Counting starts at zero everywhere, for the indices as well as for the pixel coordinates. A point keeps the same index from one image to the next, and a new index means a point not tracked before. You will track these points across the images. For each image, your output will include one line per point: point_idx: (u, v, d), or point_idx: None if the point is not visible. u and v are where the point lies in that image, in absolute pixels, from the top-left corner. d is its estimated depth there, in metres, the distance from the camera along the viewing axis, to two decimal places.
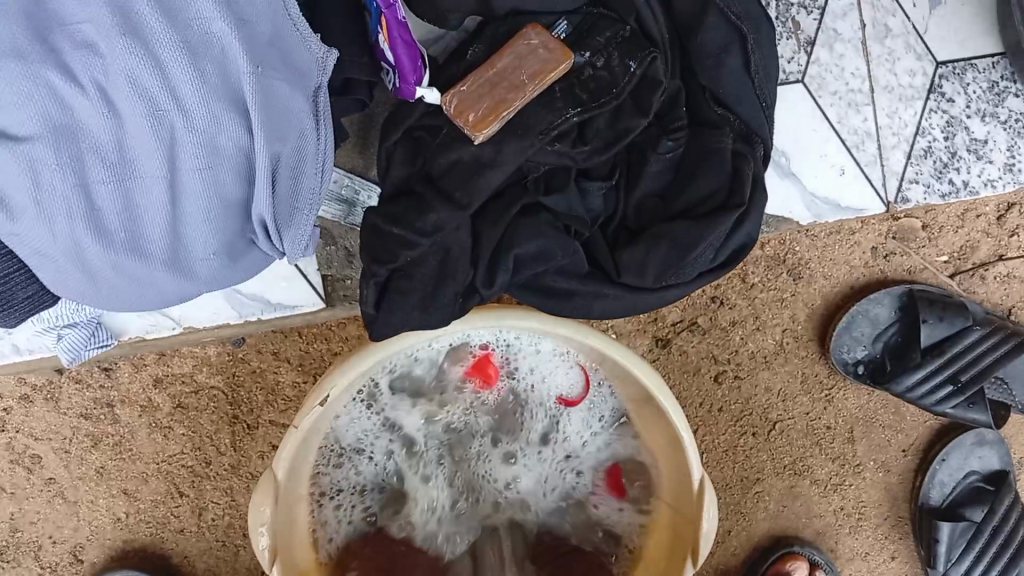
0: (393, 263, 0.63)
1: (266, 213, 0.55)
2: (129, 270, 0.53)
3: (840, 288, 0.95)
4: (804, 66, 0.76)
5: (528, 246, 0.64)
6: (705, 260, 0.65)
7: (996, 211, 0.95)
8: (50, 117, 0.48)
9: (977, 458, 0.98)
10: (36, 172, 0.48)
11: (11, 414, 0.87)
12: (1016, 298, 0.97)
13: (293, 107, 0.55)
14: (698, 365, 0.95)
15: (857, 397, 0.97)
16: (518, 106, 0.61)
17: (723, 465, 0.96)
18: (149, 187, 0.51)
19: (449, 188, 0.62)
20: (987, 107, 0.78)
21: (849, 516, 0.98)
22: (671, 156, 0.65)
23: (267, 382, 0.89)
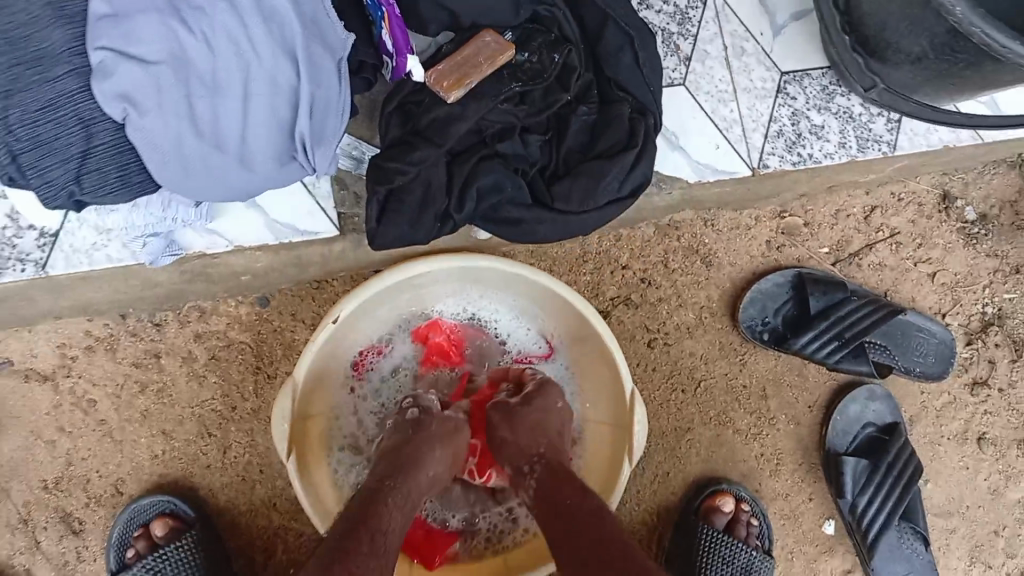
0: (389, 183, 0.88)
1: (304, 131, 0.81)
2: (211, 162, 0.79)
3: (744, 273, 1.20)
4: (683, 74, 1.00)
5: (486, 178, 0.89)
6: (614, 188, 0.90)
7: (863, 212, 1.21)
8: (172, 52, 0.76)
9: (871, 410, 1.18)
10: (160, 86, 0.76)
11: (77, 362, 1.08)
12: (889, 283, 1.22)
13: (325, 64, 0.82)
14: (634, 332, 1.17)
15: (766, 360, 1.19)
16: (478, 79, 0.89)
17: (659, 416, 1.16)
18: (229, 103, 0.78)
19: (429, 135, 0.88)
20: (821, 103, 1.02)
21: (768, 461, 1.17)
22: (586, 118, 0.93)
23: (285, 338, 1.10)
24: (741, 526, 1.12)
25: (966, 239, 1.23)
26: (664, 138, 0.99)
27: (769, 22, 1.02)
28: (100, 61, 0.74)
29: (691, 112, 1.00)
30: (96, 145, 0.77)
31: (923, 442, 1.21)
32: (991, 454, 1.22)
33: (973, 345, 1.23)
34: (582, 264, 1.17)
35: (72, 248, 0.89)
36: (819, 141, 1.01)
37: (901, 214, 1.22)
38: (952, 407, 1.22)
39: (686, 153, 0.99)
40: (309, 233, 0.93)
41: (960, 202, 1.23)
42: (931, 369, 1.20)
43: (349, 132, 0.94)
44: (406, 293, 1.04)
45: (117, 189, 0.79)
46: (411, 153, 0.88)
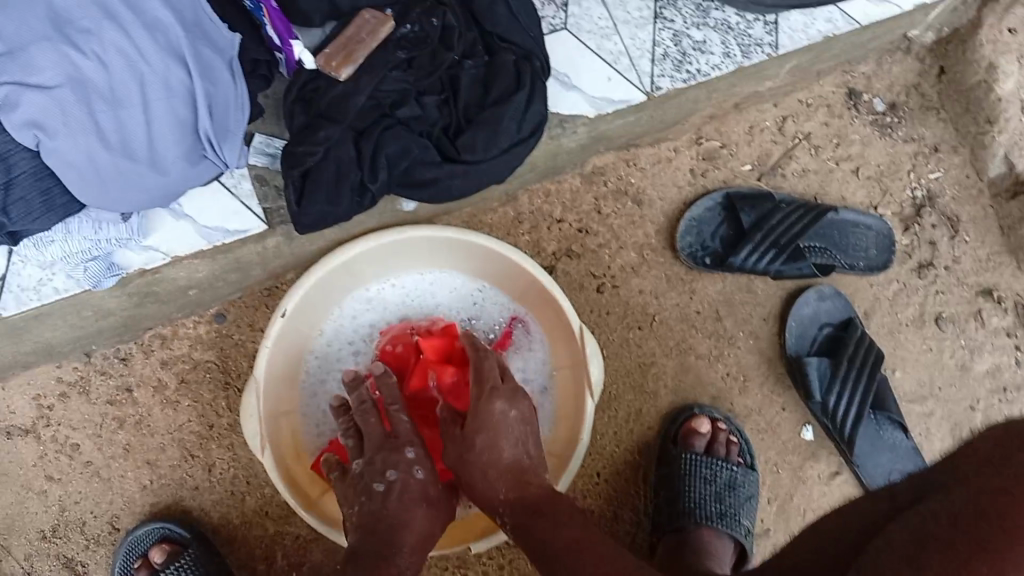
0: (300, 166, 0.93)
1: (209, 130, 0.87)
2: (127, 171, 0.84)
3: (675, 206, 1.24)
4: (563, 19, 1.05)
5: (393, 146, 0.94)
6: (513, 130, 0.95)
7: (775, 123, 1.26)
8: (68, 75, 0.80)
9: (824, 311, 1.21)
10: (63, 106, 0.80)
11: (54, 410, 1.12)
12: (816, 186, 1.26)
13: (216, 64, 0.87)
14: (581, 281, 1.21)
15: (714, 284, 1.22)
16: (365, 52, 0.93)
17: (621, 355, 1.19)
18: (132, 112, 0.83)
19: (331, 114, 0.93)
20: (698, 20, 1.07)
21: (736, 379, 1.20)
22: (475, 71, 0.97)
23: (248, 349, 1.14)
24: (719, 444, 1.16)
25: (880, 129, 1.27)
26: (558, 81, 1.03)
27: None
28: (4, 95, 0.78)
29: (578, 51, 1.04)
30: (16, 175, 0.81)
31: (883, 332, 1.24)
32: (952, 332, 1.25)
33: (911, 231, 1.26)
34: (518, 225, 1.20)
35: (18, 288, 0.94)
36: (704, 56, 1.06)
37: (812, 118, 1.26)
38: (904, 293, 1.25)
39: (582, 91, 1.04)
40: (239, 232, 0.97)
41: (867, 95, 1.27)
42: (874, 262, 1.24)
43: (258, 131, 0.98)
44: (346, 278, 1.08)
45: (43, 212, 0.84)
46: (316, 133, 0.93)
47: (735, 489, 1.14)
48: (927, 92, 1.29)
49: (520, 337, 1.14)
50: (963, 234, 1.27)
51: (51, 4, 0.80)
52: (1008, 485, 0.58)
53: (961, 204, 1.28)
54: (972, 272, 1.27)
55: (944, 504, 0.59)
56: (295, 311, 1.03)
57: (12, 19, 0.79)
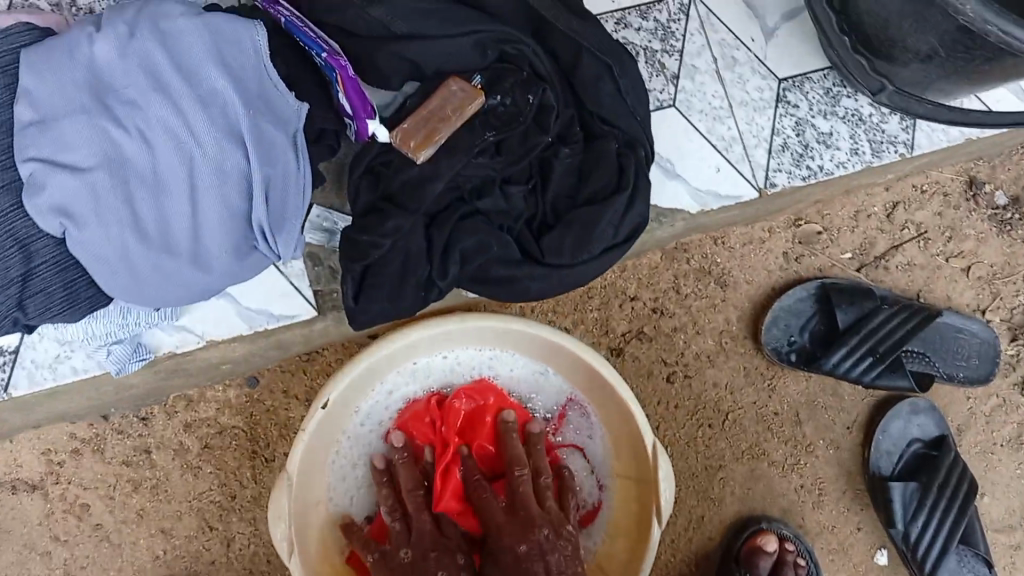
0: (363, 259, 0.80)
1: (263, 220, 0.74)
2: (165, 267, 0.71)
3: (763, 291, 1.11)
4: (672, 94, 0.91)
5: (469, 240, 0.82)
6: (610, 235, 0.83)
7: (883, 209, 1.12)
8: (105, 154, 0.68)
9: (916, 425, 1.10)
10: (96, 192, 0.68)
11: (64, 467, 1.02)
12: (920, 283, 1.13)
13: (278, 144, 0.74)
14: (650, 369, 1.09)
15: (796, 384, 1.10)
16: (448, 132, 0.80)
17: (688, 456, 1.08)
18: (177, 201, 0.70)
19: (403, 200, 0.81)
20: (827, 108, 0.93)
21: (810, 492, 1.08)
22: (570, 160, 0.84)
23: (280, 417, 1.04)
24: (787, 566, 1.03)
25: (998, 225, 1.14)
26: (660, 168, 0.90)
27: (760, 26, 0.93)
28: (30, 173, 0.67)
29: (685, 133, 0.91)
30: (37, 265, 0.69)
31: (975, 452, 1.12)
32: None
33: (1019, 341, 1.13)
34: (588, 300, 1.08)
35: (32, 363, 0.83)
36: (829, 150, 0.93)
37: (925, 207, 1.13)
38: (1002, 410, 1.12)
39: (686, 181, 0.91)
40: (285, 318, 0.85)
41: (988, 187, 1.14)
42: (976, 372, 1.11)
43: (317, 203, 0.86)
44: (394, 359, 0.95)
45: (65, 308, 0.71)
46: (383, 222, 0.80)
47: None
48: None
49: (580, 434, 1.01)
50: None
51: (95, 68, 0.69)
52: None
53: None
54: None
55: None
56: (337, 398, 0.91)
57: (50, 88, 0.68)
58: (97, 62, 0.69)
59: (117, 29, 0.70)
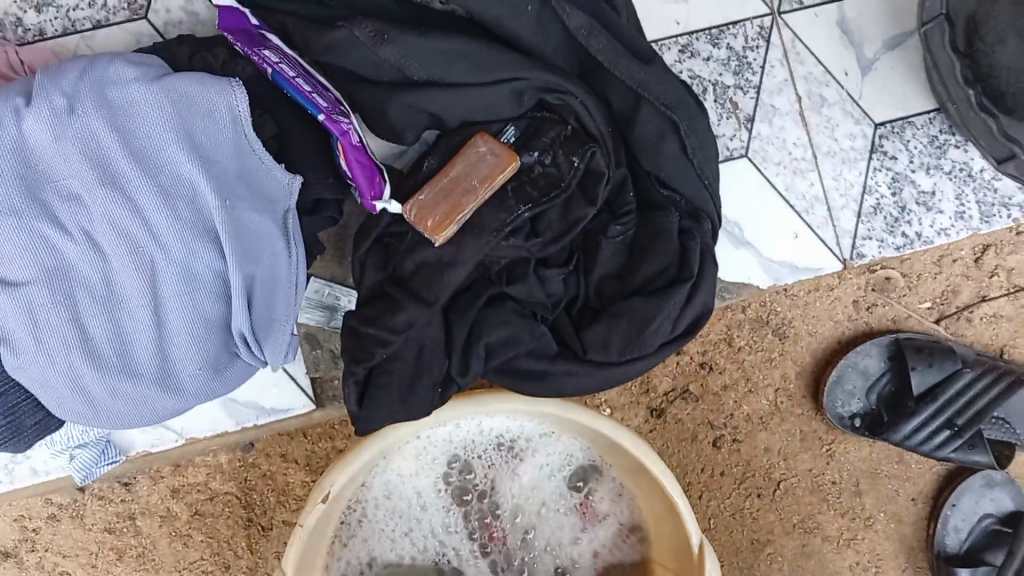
0: (369, 359, 0.67)
1: (244, 328, 0.60)
2: (126, 393, 0.58)
3: (828, 343, 0.97)
4: (745, 142, 0.75)
5: (496, 332, 0.68)
6: (667, 328, 0.68)
7: (971, 254, 0.97)
8: (42, 263, 0.55)
9: (989, 501, 0.97)
10: (33, 311, 0.55)
11: (40, 534, 0.92)
12: (1006, 337, 0.99)
13: (261, 232, 0.60)
14: (695, 432, 0.97)
15: (857, 449, 0.98)
16: (472, 209, 0.66)
17: (732, 528, 0.97)
18: (135, 315, 0.57)
19: (418, 287, 0.67)
20: (930, 160, 0.77)
21: (866, 570, 0.98)
22: (621, 237, 0.69)
23: (278, 483, 0.93)
24: None
25: None
26: (726, 232, 0.76)
27: (856, 56, 0.76)
28: None
29: (759, 193, 0.76)
30: None
31: None
32: None
33: None
34: None
35: None
36: (929, 214, 0.77)
37: (1020, 251, 0.97)
38: None
39: (757, 249, 0.76)
40: None
41: None
42: None
43: (314, 275, 0.72)
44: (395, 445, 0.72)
45: (8, 437, 0.59)
46: (394, 314, 0.67)
47: None
48: None
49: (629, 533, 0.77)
50: None
51: (25, 152, 0.55)
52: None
53: None
54: None
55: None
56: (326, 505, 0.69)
57: None
58: (27, 146, 0.55)
59: (50, 100, 0.56)
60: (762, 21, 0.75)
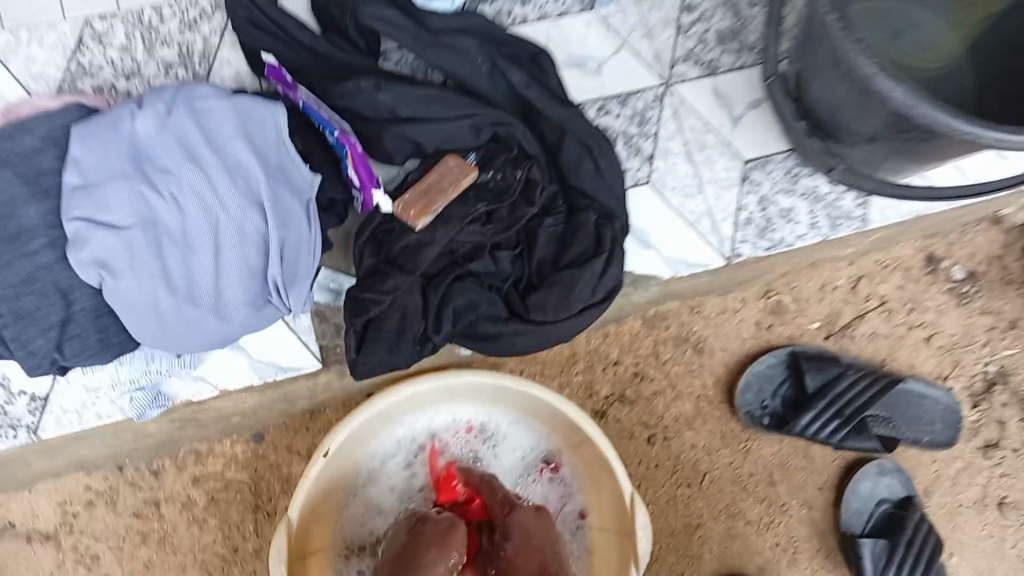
0: (365, 313, 0.89)
1: (277, 276, 0.83)
2: (189, 316, 0.80)
3: (738, 356, 1.19)
4: (648, 172, 1.03)
5: (461, 298, 0.91)
6: (588, 293, 0.92)
7: (849, 282, 1.21)
8: (141, 214, 0.79)
9: (884, 486, 1.15)
10: (132, 246, 0.79)
11: (77, 518, 1.08)
12: (884, 352, 1.21)
13: (293, 208, 0.84)
14: (632, 430, 1.16)
15: (770, 445, 1.16)
16: (443, 204, 0.91)
17: (668, 513, 1.14)
18: (201, 256, 0.80)
19: (403, 262, 0.91)
20: (786, 187, 1.05)
21: (784, 550, 1.15)
22: (553, 228, 0.95)
23: (283, 473, 1.10)
24: None
25: (957, 298, 1.22)
26: (634, 236, 1.01)
27: (728, 114, 1.05)
28: (75, 231, 0.78)
29: (658, 209, 1.02)
30: (76, 311, 0.79)
31: (941, 512, 1.18)
32: (1014, 518, 1.19)
33: (980, 407, 1.20)
34: (573, 363, 1.16)
35: (62, 410, 0.91)
36: (789, 224, 1.04)
37: (887, 281, 1.21)
38: (967, 473, 1.19)
39: (659, 249, 1.01)
40: (291, 369, 0.94)
41: (947, 262, 1.22)
42: (939, 437, 1.18)
43: (326, 266, 0.96)
44: (390, 409, 1.02)
45: (98, 351, 0.81)
46: (383, 281, 0.90)
47: None
48: (1010, 265, 1.23)
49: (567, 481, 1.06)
50: None
51: (136, 142, 0.81)
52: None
53: None
54: None
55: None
56: (341, 447, 0.99)
57: (99, 159, 0.80)
58: (138, 139, 0.81)
59: (156, 109, 0.82)
60: (656, 90, 1.04)
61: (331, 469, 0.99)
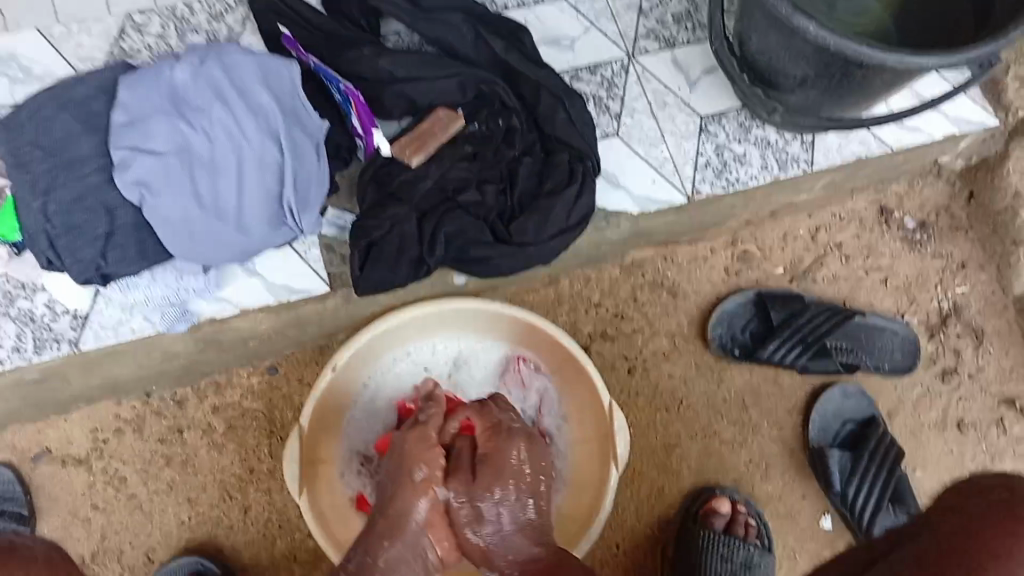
0: (367, 236, 1.01)
1: (292, 199, 0.95)
2: (215, 230, 0.93)
3: (709, 299, 1.28)
4: (616, 125, 1.16)
5: (452, 224, 1.03)
6: (563, 218, 1.05)
7: (808, 232, 1.32)
8: (176, 143, 0.91)
9: (847, 408, 1.27)
10: (168, 170, 0.90)
11: (108, 444, 1.18)
12: (846, 292, 1.32)
13: (305, 143, 0.97)
14: (614, 362, 1.26)
15: (741, 374, 1.27)
16: (435, 145, 1.04)
17: (647, 435, 1.24)
18: (227, 179, 0.92)
19: (399, 192, 1.03)
20: (740, 136, 1.18)
21: (758, 465, 1.25)
22: (532, 165, 1.06)
23: (295, 402, 1.21)
24: (738, 525, 1.20)
25: (910, 245, 1.34)
26: (605, 179, 1.14)
27: (685, 79, 1.19)
28: (122, 157, 0.89)
29: (626, 155, 1.15)
30: (119, 225, 0.91)
31: (904, 432, 1.29)
32: (972, 437, 1.29)
33: (936, 338, 1.32)
34: (558, 306, 1.26)
35: (99, 326, 1.03)
36: (743, 167, 1.17)
37: (845, 230, 1.33)
38: (926, 397, 1.30)
39: (626, 188, 1.14)
40: (304, 291, 1.06)
41: (898, 213, 1.34)
42: (900, 364, 1.29)
43: (332, 204, 1.07)
44: (394, 330, 1.14)
45: (136, 259, 0.93)
46: (382, 210, 1.02)
47: (751, 569, 1.19)
48: (957, 213, 1.35)
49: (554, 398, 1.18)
50: (987, 345, 1.32)
51: (171, 83, 0.92)
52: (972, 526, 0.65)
53: (987, 317, 1.33)
54: (995, 382, 1.31)
55: (911, 548, 0.67)
56: (351, 362, 1.11)
57: (139, 96, 0.91)
58: (173, 80, 0.92)
59: (188, 56, 0.94)
60: (621, 62, 1.18)
61: (341, 383, 1.12)
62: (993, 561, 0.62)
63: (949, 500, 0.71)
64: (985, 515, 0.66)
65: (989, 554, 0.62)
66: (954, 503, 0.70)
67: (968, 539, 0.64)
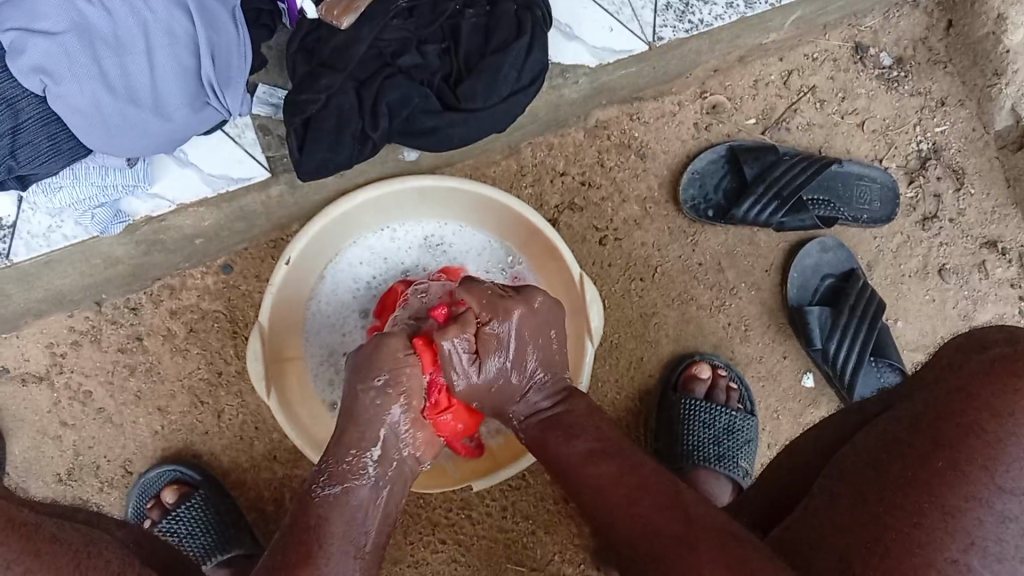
0: (303, 113, 0.94)
1: (211, 75, 0.87)
2: (131, 116, 0.85)
3: (679, 158, 1.22)
4: None
5: (393, 92, 0.94)
6: (513, 78, 0.97)
7: (780, 77, 1.24)
8: (73, 21, 0.82)
9: (826, 261, 1.23)
10: (68, 51, 0.81)
11: (67, 358, 1.13)
12: (821, 140, 1.25)
13: (218, 11, 0.88)
14: (584, 234, 1.20)
15: (716, 235, 1.22)
16: (365, 2, 0.93)
17: (622, 306, 1.20)
18: (136, 58, 0.84)
19: (332, 61, 0.95)
20: None
21: (737, 329, 1.23)
22: (475, 19, 0.98)
23: (255, 300, 1.15)
24: (719, 390, 1.19)
25: (886, 83, 1.26)
26: (559, 30, 1.06)
27: None
28: (12, 41, 0.80)
29: (579, 2, 1.06)
30: (25, 120, 0.83)
31: (885, 283, 1.25)
32: (954, 283, 1.26)
33: (916, 184, 1.26)
34: (522, 178, 1.19)
35: (29, 235, 0.99)
36: (707, 6, 1.10)
37: (818, 73, 1.25)
38: (907, 246, 1.26)
39: (582, 41, 1.07)
40: (243, 180, 1.02)
41: (874, 49, 1.26)
42: (878, 214, 1.24)
43: (263, 81, 1.01)
44: (350, 216, 1.07)
45: (51, 158, 0.86)
46: (318, 80, 0.94)
47: (734, 433, 1.18)
48: (935, 46, 1.27)
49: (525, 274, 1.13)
50: (969, 187, 1.27)
51: None
52: (968, 384, 0.61)
53: (968, 156, 1.27)
54: (977, 224, 1.27)
55: (907, 408, 0.65)
56: (306, 253, 1.05)
57: None
58: None
59: None
60: None
61: (299, 275, 1.06)
62: (999, 400, 0.59)
63: (953, 355, 0.67)
64: (985, 367, 0.62)
65: (993, 409, 0.58)
66: (956, 358, 0.66)
67: (963, 390, 0.61)
